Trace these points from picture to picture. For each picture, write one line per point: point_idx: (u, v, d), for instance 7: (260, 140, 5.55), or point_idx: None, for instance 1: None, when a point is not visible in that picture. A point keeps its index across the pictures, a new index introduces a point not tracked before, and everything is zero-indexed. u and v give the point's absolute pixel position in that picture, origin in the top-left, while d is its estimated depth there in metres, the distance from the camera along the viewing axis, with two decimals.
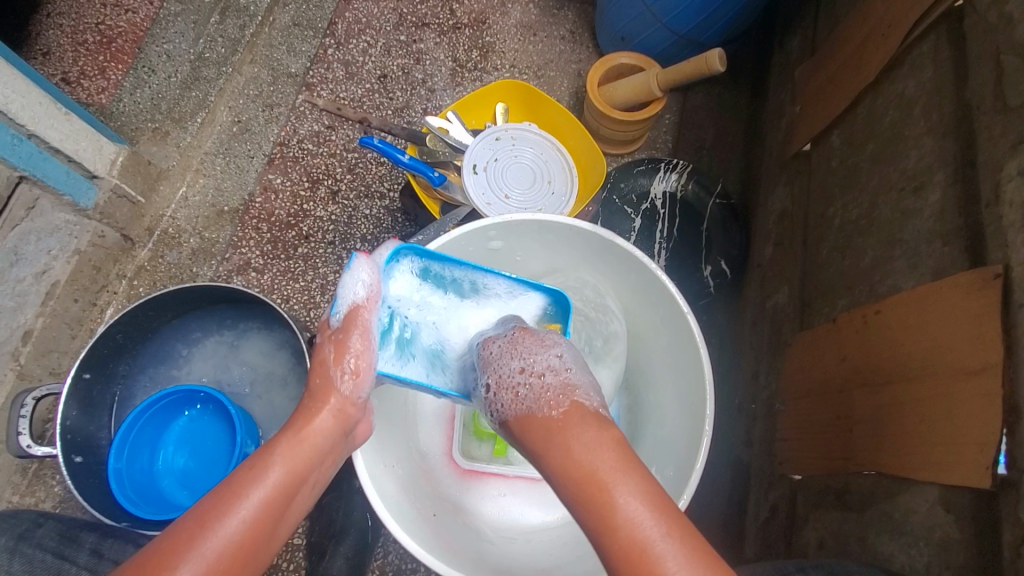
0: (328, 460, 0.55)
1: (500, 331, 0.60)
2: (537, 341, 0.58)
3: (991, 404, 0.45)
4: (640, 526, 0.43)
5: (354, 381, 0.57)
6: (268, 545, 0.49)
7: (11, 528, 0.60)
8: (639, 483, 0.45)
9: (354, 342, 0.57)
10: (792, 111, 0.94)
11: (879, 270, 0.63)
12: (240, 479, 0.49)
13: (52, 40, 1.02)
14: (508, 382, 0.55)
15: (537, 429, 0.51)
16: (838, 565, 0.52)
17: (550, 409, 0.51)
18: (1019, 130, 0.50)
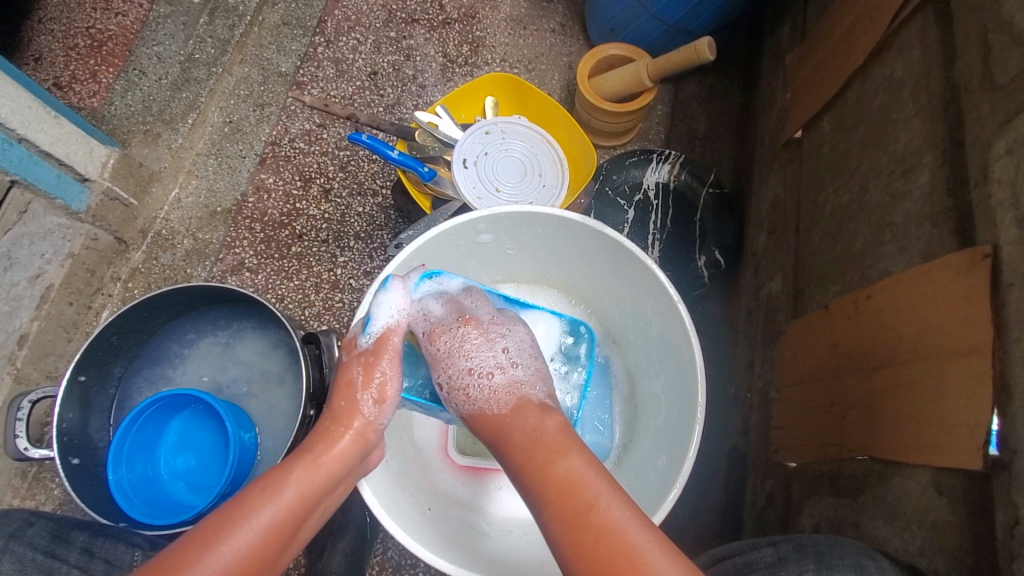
0: (340, 485, 0.55)
1: (446, 324, 0.60)
2: (483, 335, 0.60)
3: (981, 385, 0.45)
4: (581, 496, 0.45)
5: (380, 404, 0.58)
6: (273, 567, 0.48)
7: (2, 529, 0.60)
8: (579, 458, 0.47)
9: (382, 362, 0.59)
10: (784, 98, 0.93)
11: (871, 254, 0.63)
12: (252, 499, 0.49)
13: (43, 45, 1.02)
14: (461, 380, 0.57)
15: (484, 423, 0.54)
16: (807, 539, 0.52)
17: (496, 405, 0.54)
18: (1006, 109, 0.50)
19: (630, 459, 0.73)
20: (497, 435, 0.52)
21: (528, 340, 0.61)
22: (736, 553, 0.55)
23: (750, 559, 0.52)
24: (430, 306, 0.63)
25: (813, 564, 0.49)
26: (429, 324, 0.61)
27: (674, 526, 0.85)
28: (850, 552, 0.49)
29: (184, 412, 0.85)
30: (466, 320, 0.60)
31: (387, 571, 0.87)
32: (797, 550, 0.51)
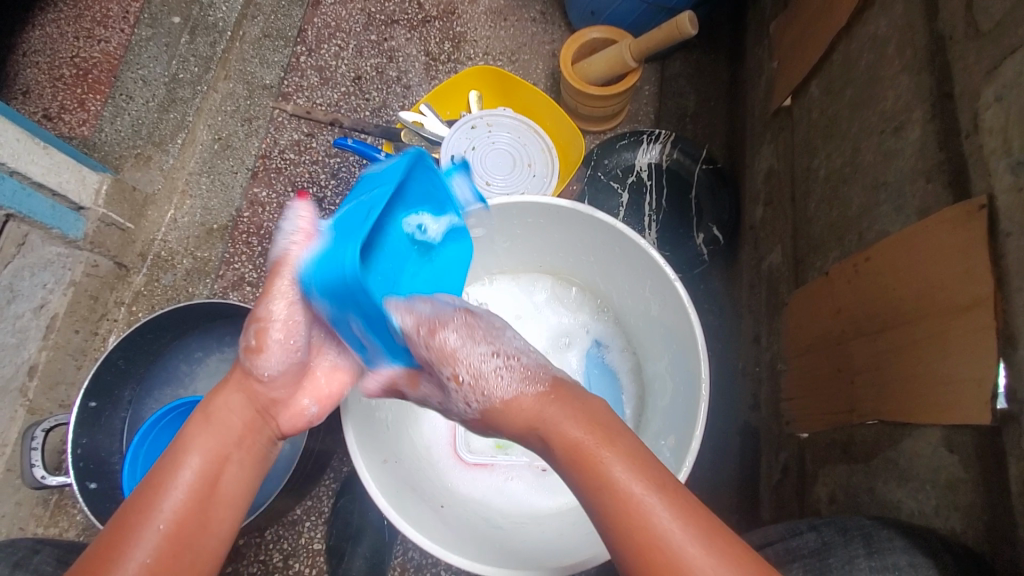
0: (254, 442, 0.55)
1: (449, 317, 0.51)
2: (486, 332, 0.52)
3: (984, 338, 0.44)
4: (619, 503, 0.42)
5: (261, 356, 0.55)
6: (207, 531, 0.50)
7: (7, 557, 0.61)
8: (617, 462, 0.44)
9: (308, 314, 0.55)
10: (771, 66, 0.92)
11: (868, 216, 0.62)
12: (158, 474, 0.50)
13: (30, 78, 1.03)
14: (476, 375, 0.50)
15: (514, 414, 0.49)
16: (851, 522, 0.51)
17: (506, 387, 0.50)
18: (993, 56, 0.49)
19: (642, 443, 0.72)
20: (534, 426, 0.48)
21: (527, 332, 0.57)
22: (775, 538, 0.54)
23: (792, 545, 0.51)
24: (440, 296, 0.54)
25: (863, 547, 0.48)
26: (427, 322, 0.49)
27: None
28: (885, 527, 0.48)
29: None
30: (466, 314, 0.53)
31: (409, 571, 0.87)
32: (842, 534, 0.50)
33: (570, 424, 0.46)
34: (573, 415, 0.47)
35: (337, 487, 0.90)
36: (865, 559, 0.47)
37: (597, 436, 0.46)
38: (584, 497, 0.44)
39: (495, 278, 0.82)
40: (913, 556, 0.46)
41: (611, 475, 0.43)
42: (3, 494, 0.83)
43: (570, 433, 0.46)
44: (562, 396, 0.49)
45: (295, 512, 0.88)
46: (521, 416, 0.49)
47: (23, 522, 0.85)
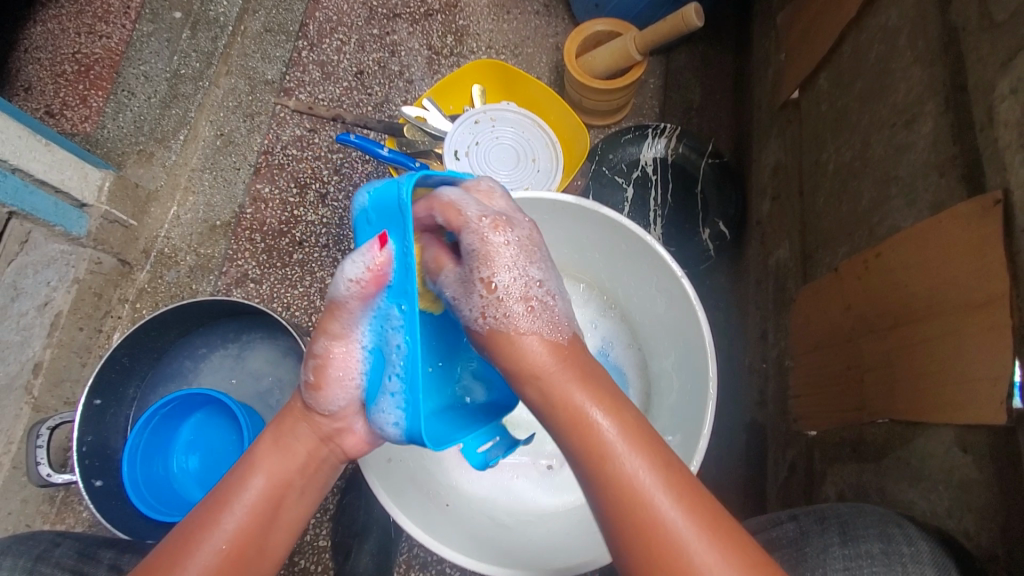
0: (318, 470, 0.58)
1: (516, 223, 0.55)
2: (540, 250, 0.56)
3: (999, 336, 0.44)
4: (618, 479, 0.44)
5: (319, 394, 0.56)
6: (264, 553, 0.53)
7: (28, 550, 0.59)
8: (615, 426, 0.46)
9: (357, 300, 0.54)
10: (778, 58, 0.91)
11: (878, 212, 0.61)
12: (225, 496, 0.52)
13: (32, 75, 1.02)
14: (505, 290, 0.53)
15: (525, 356, 0.51)
16: (829, 510, 0.52)
17: (552, 334, 0.52)
18: (1009, 46, 0.48)
19: None
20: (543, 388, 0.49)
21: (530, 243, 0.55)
22: (758, 531, 0.55)
23: (774, 536, 0.52)
24: (499, 194, 0.57)
25: (838, 536, 0.48)
26: (492, 215, 0.53)
27: None
28: (879, 523, 0.48)
29: (202, 407, 0.87)
30: (531, 225, 0.56)
31: (414, 568, 0.87)
32: (819, 523, 0.50)
33: (577, 387, 0.49)
34: (579, 385, 0.49)
35: (342, 484, 0.90)
36: (839, 547, 0.47)
37: (617, 421, 0.47)
38: (583, 469, 0.46)
39: None
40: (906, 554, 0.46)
41: (607, 442, 0.46)
42: (10, 491, 0.83)
43: (594, 412, 0.47)
44: (576, 360, 0.51)
45: None
46: (550, 392, 0.49)
47: (30, 519, 0.86)
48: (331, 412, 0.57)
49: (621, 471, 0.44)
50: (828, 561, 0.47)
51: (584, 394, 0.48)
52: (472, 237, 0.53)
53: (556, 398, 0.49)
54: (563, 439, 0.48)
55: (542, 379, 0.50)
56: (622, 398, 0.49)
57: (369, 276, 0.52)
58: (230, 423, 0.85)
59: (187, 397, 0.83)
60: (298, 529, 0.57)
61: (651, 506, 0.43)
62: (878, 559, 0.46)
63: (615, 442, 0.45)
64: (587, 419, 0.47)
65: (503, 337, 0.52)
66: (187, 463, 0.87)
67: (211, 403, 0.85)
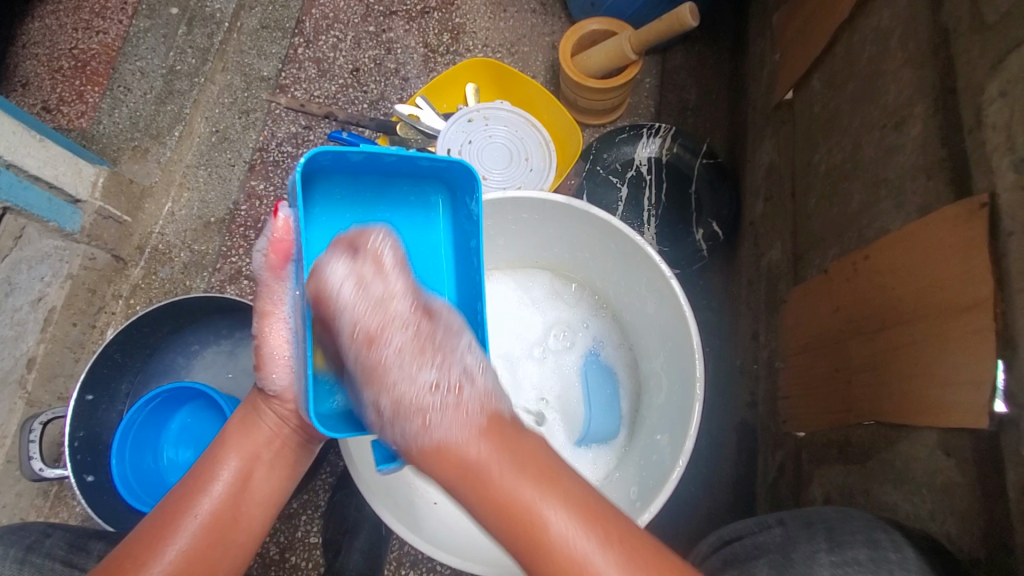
0: (285, 447, 0.61)
1: (390, 323, 0.53)
2: (436, 351, 0.53)
3: (983, 340, 0.43)
4: (557, 557, 0.44)
5: (262, 374, 0.60)
6: (240, 525, 0.56)
7: (19, 541, 0.59)
8: (555, 508, 0.45)
9: (274, 274, 0.60)
10: (773, 59, 0.90)
11: (867, 214, 0.61)
12: (201, 473, 0.57)
13: (30, 70, 1.03)
14: (400, 397, 0.51)
15: (449, 461, 0.49)
16: (816, 515, 0.51)
17: (460, 437, 0.49)
18: (998, 49, 0.48)
19: (639, 441, 0.72)
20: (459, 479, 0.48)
21: (414, 343, 0.53)
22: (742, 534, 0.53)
23: (756, 538, 0.51)
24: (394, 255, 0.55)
25: (824, 542, 0.47)
26: (362, 327, 0.52)
27: (688, 502, 0.84)
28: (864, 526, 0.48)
29: (189, 400, 0.87)
30: (411, 326, 0.53)
31: (404, 566, 0.87)
32: (805, 527, 0.50)
33: (499, 474, 0.47)
34: (514, 470, 0.46)
35: (334, 481, 0.90)
36: (826, 554, 0.46)
37: (564, 506, 0.45)
38: (529, 561, 0.45)
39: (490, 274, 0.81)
40: (884, 552, 0.46)
41: (546, 528, 0.45)
42: (3, 486, 0.83)
43: (529, 496, 0.45)
44: (499, 432, 0.49)
45: (292, 506, 0.88)
46: (478, 484, 0.47)
47: (23, 513, 0.86)
48: (277, 392, 0.60)
49: (557, 554, 0.44)
50: (812, 565, 0.46)
51: (512, 476, 0.46)
52: (352, 360, 0.53)
53: (490, 492, 0.46)
54: (505, 534, 0.46)
55: (463, 475, 0.48)
56: (554, 462, 0.48)
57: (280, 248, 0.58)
58: (218, 416, 0.86)
59: (174, 391, 0.83)
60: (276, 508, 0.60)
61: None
62: (865, 566, 0.44)
63: (553, 524, 0.45)
64: (522, 502, 0.45)
65: (422, 463, 0.51)
66: (176, 456, 0.87)
67: (198, 397, 0.86)
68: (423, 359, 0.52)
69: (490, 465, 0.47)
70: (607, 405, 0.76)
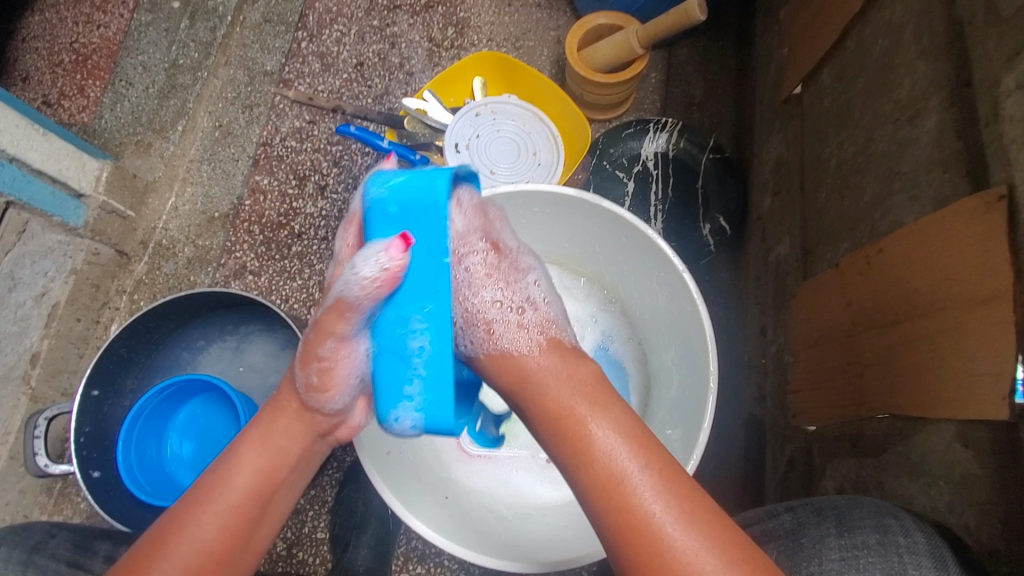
0: (306, 461, 0.56)
1: (475, 241, 0.52)
2: (508, 274, 0.54)
3: (1002, 332, 0.44)
4: (604, 474, 0.44)
5: (324, 395, 0.53)
6: (250, 545, 0.52)
7: (23, 542, 0.59)
8: (606, 428, 0.45)
9: (370, 301, 0.45)
10: (781, 53, 0.90)
11: (880, 207, 0.61)
12: (210, 488, 0.51)
13: (30, 65, 1.02)
14: (471, 315, 0.52)
15: (512, 369, 0.50)
16: (824, 501, 0.52)
17: (528, 350, 0.51)
18: (1015, 41, 0.48)
19: None
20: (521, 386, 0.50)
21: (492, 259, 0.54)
22: (754, 522, 0.54)
23: (769, 526, 0.52)
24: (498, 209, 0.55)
25: (834, 526, 0.48)
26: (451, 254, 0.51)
27: None
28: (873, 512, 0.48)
29: (195, 393, 0.87)
30: (494, 250, 0.54)
31: (412, 560, 0.87)
32: (816, 513, 0.50)
33: (553, 391, 0.48)
34: (572, 386, 0.48)
35: (341, 476, 0.90)
36: (836, 538, 0.47)
37: (611, 428, 0.45)
38: (571, 469, 0.45)
39: None
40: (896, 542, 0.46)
41: (594, 452, 0.45)
42: (8, 482, 0.83)
43: (584, 414, 0.46)
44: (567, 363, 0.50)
45: (299, 501, 0.88)
46: (537, 395, 0.49)
47: (28, 509, 0.86)
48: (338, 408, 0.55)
49: (600, 467, 0.44)
50: (824, 552, 0.47)
51: (569, 391, 0.48)
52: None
53: (547, 398, 0.48)
54: (554, 442, 0.47)
55: (522, 388, 0.50)
56: (613, 393, 0.49)
57: (386, 283, 0.44)
58: (225, 408, 0.86)
59: (181, 383, 0.83)
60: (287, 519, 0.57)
61: (638, 503, 0.42)
62: (874, 549, 0.46)
63: (605, 445, 0.45)
64: (573, 415, 0.46)
65: (485, 365, 0.52)
66: (180, 449, 0.86)
67: (205, 389, 0.86)
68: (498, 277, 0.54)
69: (564, 389, 0.48)
70: None
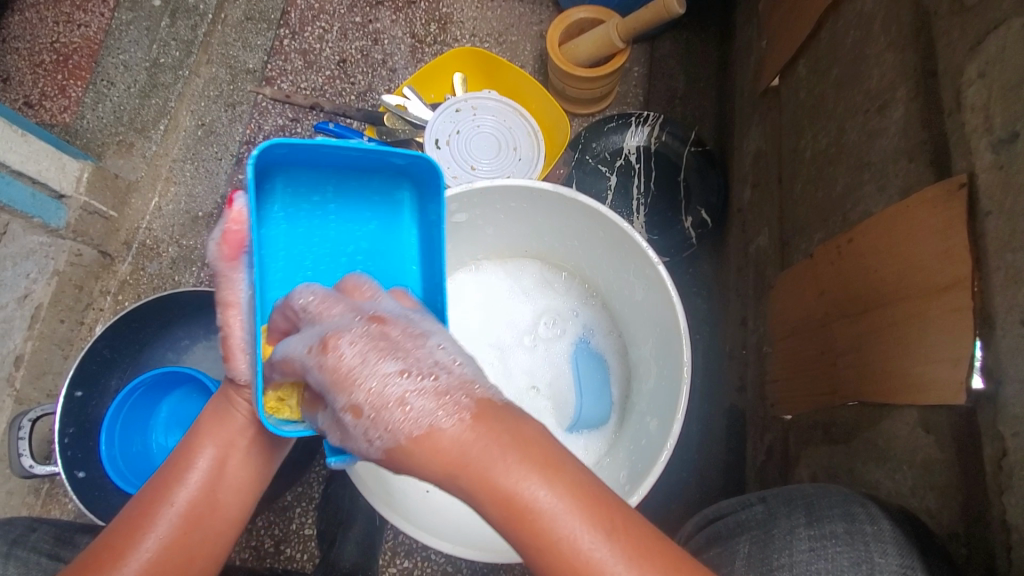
0: (262, 432, 0.56)
1: (345, 326, 0.42)
2: (400, 344, 0.42)
3: (962, 319, 0.44)
4: (570, 561, 0.37)
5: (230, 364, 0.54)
6: (217, 513, 0.52)
7: (5, 534, 0.59)
8: (562, 499, 0.37)
9: (228, 264, 0.54)
10: (760, 46, 0.91)
11: (851, 197, 0.61)
12: (178, 463, 0.53)
13: (10, 65, 1.00)
14: (379, 402, 0.39)
15: (431, 451, 0.39)
16: (796, 491, 0.52)
17: (445, 420, 0.39)
18: (977, 30, 0.48)
19: (629, 426, 0.72)
20: (456, 472, 0.38)
21: (373, 330, 0.42)
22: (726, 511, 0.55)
23: (742, 518, 0.52)
24: (370, 287, 0.49)
25: (804, 516, 0.49)
26: (320, 335, 0.42)
27: (678, 487, 0.85)
28: (839, 501, 0.49)
29: (180, 385, 0.86)
30: (376, 323, 0.43)
31: (400, 555, 0.87)
32: (786, 504, 0.51)
33: (500, 472, 0.37)
34: (510, 455, 0.38)
35: (327, 473, 0.91)
36: (805, 528, 0.48)
37: (565, 494, 0.38)
38: (536, 562, 0.37)
39: (480, 262, 0.81)
40: (856, 524, 0.47)
41: (558, 536, 0.37)
42: None
43: (535, 490, 0.37)
44: (503, 419, 0.40)
45: (286, 498, 0.89)
46: (478, 481, 0.37)
47: (15, 510, 0.86)
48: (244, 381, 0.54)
49: (569, 555, 0.37)
50: (794, 543, 0.47)
51: (515, 464, 0.38)
52: (313, 369, 0.42)
53: (487, 482, 0.37)
54: (504, 527, 0.38)
55: (462, 471, 0.38)
56: (558, 446, 0.40)
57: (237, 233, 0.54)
58: (207, 400, 0.85)
59: (162, 374, 0.83)
60: (258, 492, 0.56)
61: None
62: (841, 539, 0.46)
63: (567, 524, 0.37)
64: (524, 501, 0.37)
65: (404, 459, 0.39)
66: (167, 440, 0.87)
67: (187, 381, 0.85)
68: (390, 350, 0.41)
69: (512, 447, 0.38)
70: (597, 390, 0.76)
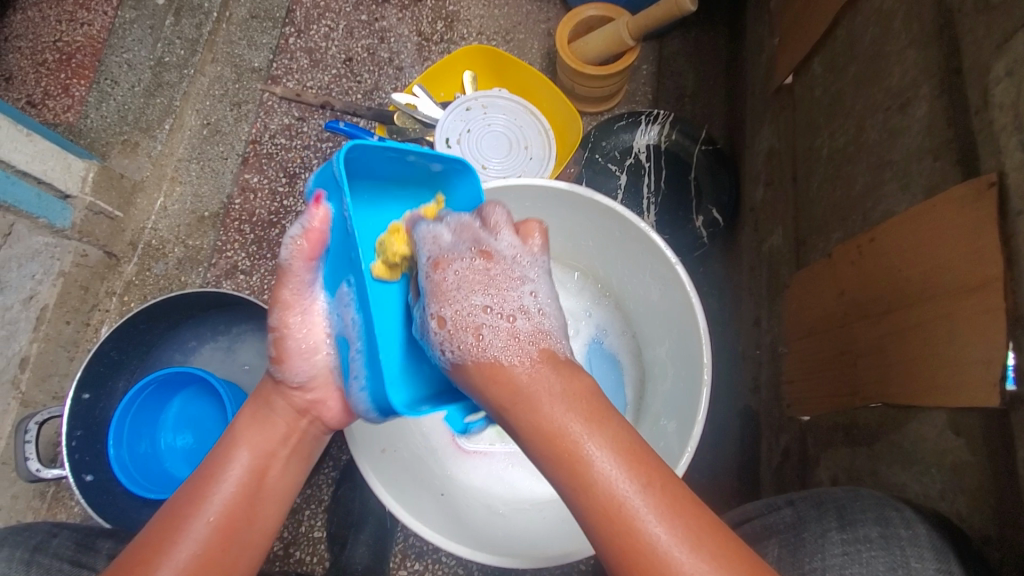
0: (302, 442, 0.57)
1: (456, 253, 0.53)
2: (499, 283, 0.53)
3: (993, 320, 0.43)
4: (602, 497, 0.41)
5: (284, 366, 0.56)
6: (252, 525, 0.52)
7: (25, 540, 0.58)
8: (602, 442, 0.43)
9: (303, 263, 0.54)
10: (772, 44, 0.90)
11: (872, 196, 0.61)
12: (212, 471, 0.53)
13: (13, 64, 0.99)
14: (458, 323, 0.51)
15: (502, 385, 0.47)
16: (826, 494, 0.52)
17: (517, 361, 0.49)
18: (1005, 27, 0.47)
19: (644, 429, 0.72)
20: (512, 402, 0.46)
21: (479, 264, 0.53)
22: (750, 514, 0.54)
23: (769, 521, 0.52)
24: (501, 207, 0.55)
25: (836, 520, 0.48)
26: (436, 251, 0.53)
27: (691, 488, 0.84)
28: (872, 504, 0.48)
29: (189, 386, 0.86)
30: (483, 257, 0.54)
31: (410, 558, 0.87)
32: (816, 507, 0.51)
33: (546, 409, 0.44)
34: (563, 398, 0.45)
35: (337, 475, 0.90)
36: (837, 532, 0.47)
37: (606, 441, 0.43)
38: (574, 495, 0.42)
39: None
40: (884, 528, 0.46)
41: (591, 476, 0.41)
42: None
43: (575, 425, 0.43)
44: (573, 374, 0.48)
45: (295, 500, 0.88)
46: (528, 412, 0.45)
47: (22, 514, 0.85)
48: (299, 384, 0.57)
49: (600, 492, 0.41)
50: (827, 546, 0.47)
51: (563, 408, 0.45)
52: (421, 279, 0.53)
53: (539, 416, 0.44)
54: (547, 465, 0.44)
55: (517, 398, 0.46)
56: (608, 402, 0.46)
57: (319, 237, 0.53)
58: (216, 401, 0.84)
59: (172, 374, 0.82)
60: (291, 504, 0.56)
61: (640, 530, 0.40)
62: (875, 543, 0.46)
63: (603, 463, 0.42)
64: (567, 435, 0.43)
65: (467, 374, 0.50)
66: (175, 441, 0.86)
67: (196, 381, 0.85)
68: (488, 282, 0.53)
69: (568, 386, 0.46)
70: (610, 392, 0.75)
